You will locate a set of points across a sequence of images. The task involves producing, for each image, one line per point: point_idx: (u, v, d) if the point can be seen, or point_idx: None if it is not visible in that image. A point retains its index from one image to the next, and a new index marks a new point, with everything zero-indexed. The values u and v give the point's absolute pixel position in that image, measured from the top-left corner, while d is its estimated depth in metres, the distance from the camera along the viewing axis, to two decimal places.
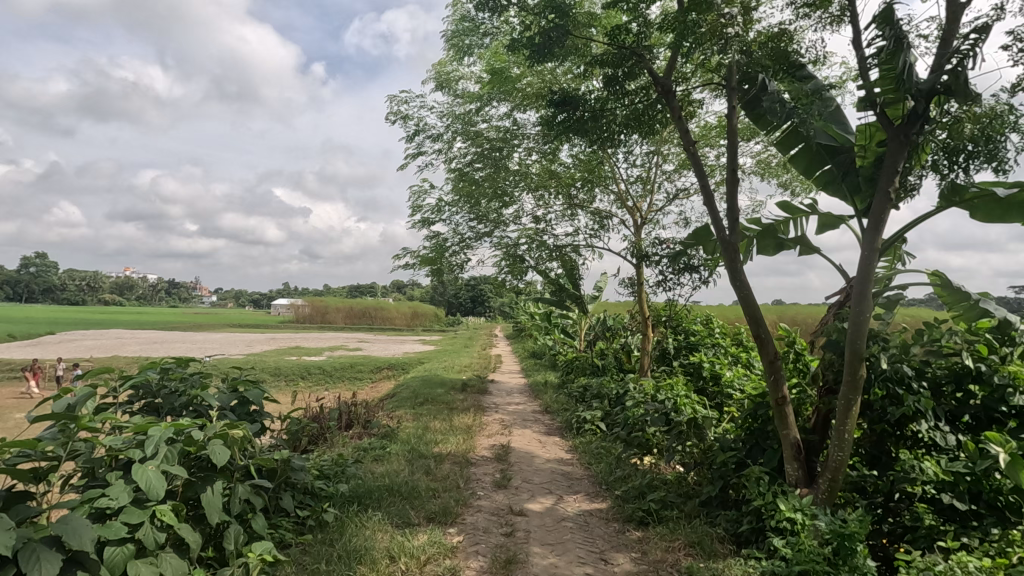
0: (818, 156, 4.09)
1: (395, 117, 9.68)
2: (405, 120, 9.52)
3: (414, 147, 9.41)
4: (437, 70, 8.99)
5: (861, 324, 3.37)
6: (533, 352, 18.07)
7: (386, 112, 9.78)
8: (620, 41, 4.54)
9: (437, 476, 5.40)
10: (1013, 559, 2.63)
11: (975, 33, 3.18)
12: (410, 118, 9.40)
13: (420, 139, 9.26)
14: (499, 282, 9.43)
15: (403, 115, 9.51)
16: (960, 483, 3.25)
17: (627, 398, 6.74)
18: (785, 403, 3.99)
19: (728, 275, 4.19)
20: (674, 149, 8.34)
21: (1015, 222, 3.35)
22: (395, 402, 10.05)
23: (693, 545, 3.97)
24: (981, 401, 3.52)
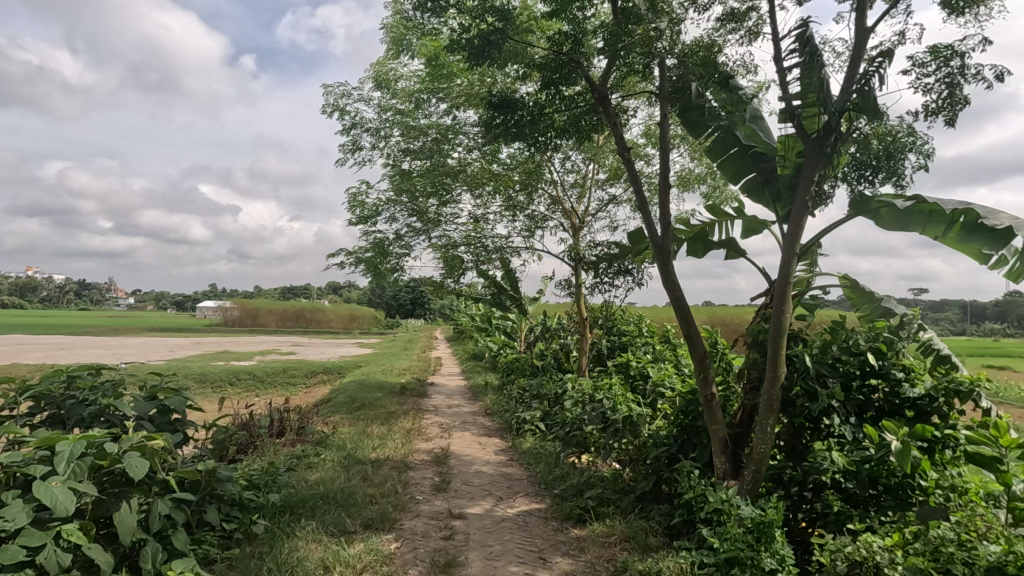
0: (744, 163, 4.29)
1: (331, 112, 9.39)
2: (342, 115, 9.26)
3: (351, 142, 9.18)
4: (375, 69, 8.80)
5: (782, 323, 3.59)
6: (473, 354, 18.05)
7: (322, 106, 9.49)
8: (559, 47, 4.62)
9: (374, 482, 5.27)
10: (909, 537, 2.86)
11: (879, 56, 3.47)
12: (347, 114, 9.15)
13: (356, 135, 9.04)
14: (439, 283, 9.35)
15: (340, 110, 9.25)
16: (862, 472, 3.50)
17: (566, 398, 6.84)
18: (714, 400, 4.19)
19: (661, 276, 4.35)
20: (609, 156, 8.58)
21: (914, 230, 3.64)
22: (330, 407, 9.74)
23: (628, 539, 4.09)
24: (883, 395, 3.84)
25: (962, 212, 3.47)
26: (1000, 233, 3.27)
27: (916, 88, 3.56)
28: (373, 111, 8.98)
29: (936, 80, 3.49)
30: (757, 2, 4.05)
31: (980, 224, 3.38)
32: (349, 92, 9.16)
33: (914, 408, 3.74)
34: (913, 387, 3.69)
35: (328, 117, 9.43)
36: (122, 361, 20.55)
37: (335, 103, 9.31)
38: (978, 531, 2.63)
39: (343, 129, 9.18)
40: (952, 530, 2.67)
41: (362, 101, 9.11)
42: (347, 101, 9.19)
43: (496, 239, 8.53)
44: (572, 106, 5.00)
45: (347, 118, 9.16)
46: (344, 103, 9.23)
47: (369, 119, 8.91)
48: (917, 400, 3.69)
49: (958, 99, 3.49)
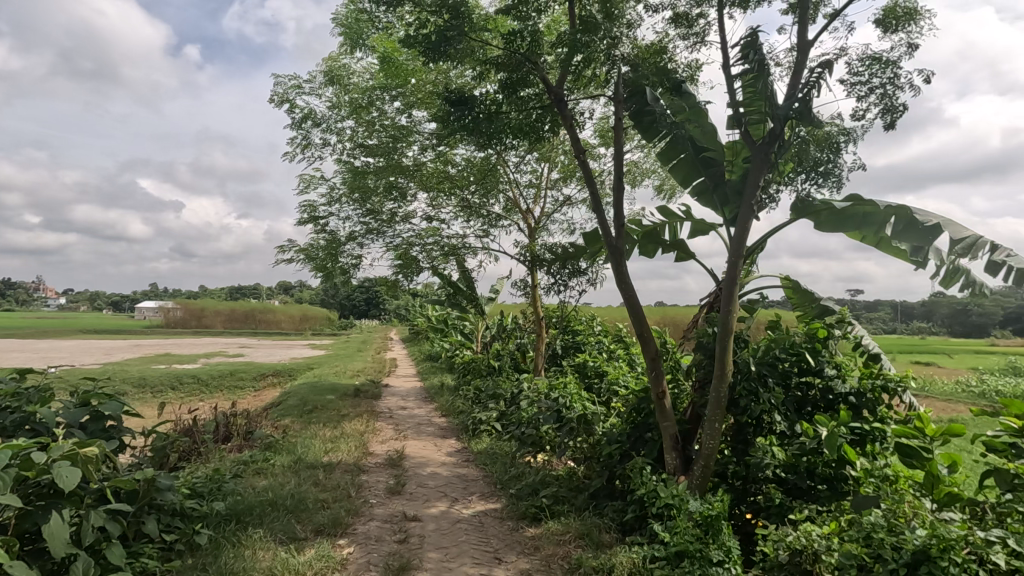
0: (694, 168, 4.43)
1: (280, 105, 9.11)
2: (292, 108, 8.99)
3: (302, 138, 8.92)
4: (326, 64, 8.59)
5: (729, 323, 3.73)
6: (428, 355, 17.87)
7: (270, 99, 9.18)
8: (515, 46, 4.63)
9: (326, 486, 5.14)
10: (845, 524, 3.01)
11: (819, 67, 3.65)
12: (297, 107, 8.89)
13: (307, 130, 8.79)
14: (393, 283, 9.21)
15: (290, 103, 8.98)
16: (800, 464, 3.67)
17: (521, 397, 6.87)
18: (664, 397, 4.31)
19: (615, 277, 4.44)
20: (563, 158, 8.68)
21: (850, 230, 3.87)
22: (280, 411, 9.43)
23: (582, 536, 4.13)
24: (818, 391, 4.05)
25: (893, 210, 3.64)
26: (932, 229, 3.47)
27: (855, 95, 3.75)
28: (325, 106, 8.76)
29: (874, 87, 3.69)
30: (705, 10, 4.19)
31: (911, 221, 3.57)
32: (300, 84, 8.91)
33: (846, 403, 3.93)
34: (844, 382, 3.92)
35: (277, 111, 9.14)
36: (53, 366, 19.30)
37: (285, 96, 9.03)
38: (906, 516, 2.78)
39: (293, 123, 8.90)
40: (884, 516, 2.82)
41: (313, 95, 8.88)
42: (298, 94, 8.93)
43: (451, 239, 8.46)
44: (527, 106, 5.03)
45: (298, 112, 8.90)
46: (295, 96, 8.97)
47: (321, 113, 8.69)
48: (848, 395, 3.89)
49: (895, 103, 3.69)
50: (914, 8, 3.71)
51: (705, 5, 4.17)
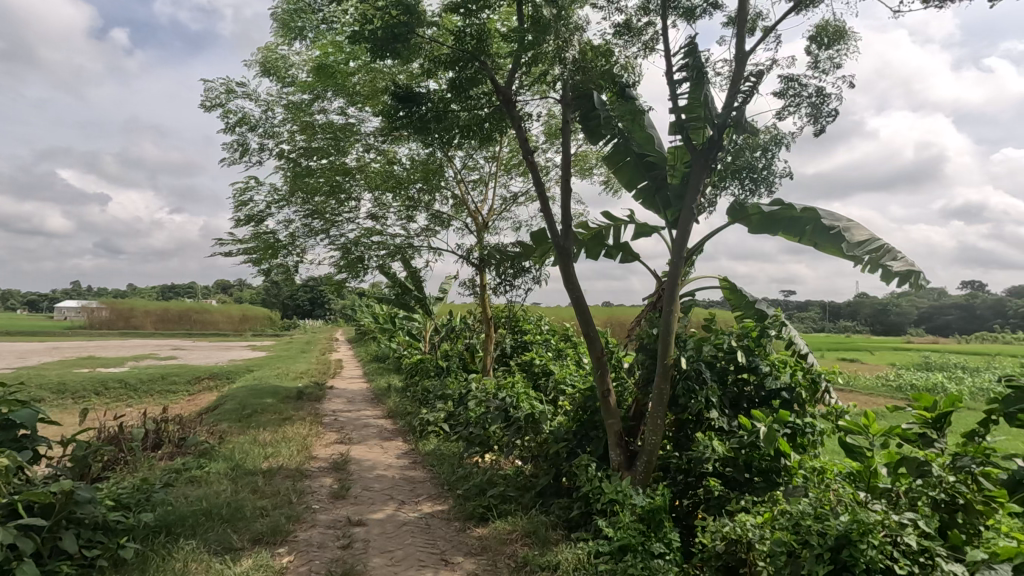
0: (637, 172, 4.56)
1: (213, 109, 8.70)
2: (226, 112, 8.61)
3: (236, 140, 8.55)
4: (263, 55, 8.26)
5: (672, 321, 3.87)
6: (376, 356, 17.54)
7: (202, 99, 8.75)
8: (463, 45, 4.62)
9: (265, 493, 4.96)
10: (776, 513, 3.15)
11: (755, 78, 3.84)
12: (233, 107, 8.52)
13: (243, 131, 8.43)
14: (338, 282, 8.98)
15: (224, 109, 8.59)
16: (738, 457, 3.83)
17: (469, 397, 6.84)
18: (610, 395, 4.42)
19: (562, 277, 4.51)
20: (511, 157, 8.73)
21: (778, 233, 4.07)
22: (216, 416, 9.00)
23: (529, 534, 4.17)
24: (753, 387, 4.25)
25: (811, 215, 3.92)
26: (834, 233, 3.83)
27: (789, 105, 3.94)
28: (263, 106, 8.44)
29: (806, 98, 3.90)
30: (653, 19, 4.31)
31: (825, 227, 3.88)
32: (233, 89, 8.55)
33: (779, 398, 4.12)
34: (777, 378, 4.13)
35: (210, 112, 8.72)
36: None
37: (217, 101, 8.64)
38: (832, 504, 2.91)
39: (229, 121, 8.52)
40: (812, 504, 2.94)
41: (248, 99, 8.54)
42: (232, 98, 8.56)
43: (398, 238, 8.33)
44: (476, 108, 5.00)
45: (232, 117, 8.52)
46: (229, 101, 8.59)
47: (255, 117, 8.35)
48: (780, 391, 4.10)
49: (825, 114, 3.90)
50: (843, 26, 3.94)
51: (652, 14, 4.29)
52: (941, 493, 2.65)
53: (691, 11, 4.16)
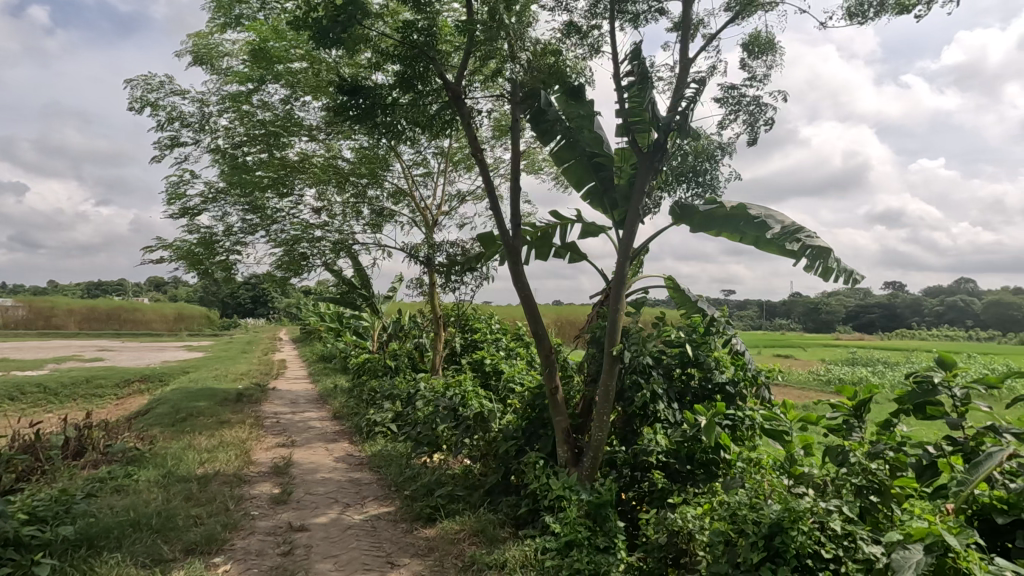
0: (585, 172, 4.60)
1: (141, 109, 8.21)
2: (154, 111, 8.14)
3: (167, 136, 8.09)
4: (194, 43, 7.86)
5: (618, 319, 3.95)
6: (322, 355, 17.06)
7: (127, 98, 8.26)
8: (411, 40, 4.54)
9: (200, 500, 4.72)
10: (715, 504, 3.27)
11: (697, 85, 3.96)
12: (163, 101, 8.07)
13: (175, 127, 7.98)
14: (280, 280, 8.66)
15: (152, 105, 8.12)
16: (681, 450, 3.95)
17: (417, 397, 6.76)
18: (558, 392, 4.47)
19: (511, 275, 4.52)
20: (459, 154, 8.69)
21: (715, 230, 4.19)
22: (146, 421, 8.49)
23: (477, 533, 4.16)
24: (698, 382, 4.39)
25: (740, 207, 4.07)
26: (758, 222, 4.02)
27: (729, 112, 4.09)
28: (195, 101, 8.02)
29: (744, 106, 4.06)
30: (599, 22, 4.37)
31: (753, 218, 4.03)
32: (161, 84, 8.09)
33: (722, 392, 4.30)
34: (721, 372, 4.29)
35: (137, 112, 8.23)
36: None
37: (144, 98, 8.16)
38: (765, 493, 3.04)
39: (158, 118, 8.07)
40: (747, 494, 3.07)
41: (179, 95, 8.10)
42: (160, 94, 8.11)
43: (344, 235, 8.12)
44: (423, 103, 4.91)
45: (161, 112, 8.07)
46: (157, 96, 8.13)
47: (188, 112, 7.92)
48: (725, 385, 4.27)
49: (762, 122, 4.08)
50: (775, 39, 4.13)
51: (599, 18, 4.36)
52: (863, 480, 2.82)
53: (636, 16, 4.25)
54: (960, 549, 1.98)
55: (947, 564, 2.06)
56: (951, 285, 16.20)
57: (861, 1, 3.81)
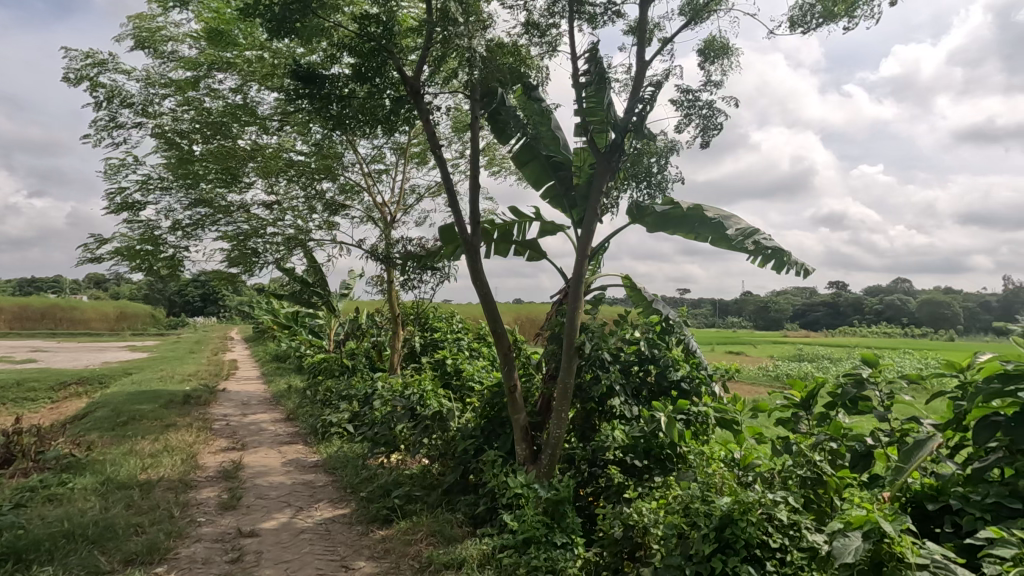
0: (544, 170, 4.62)
1: (78, 83, 7.75)
2: (92, 86, 7.70)
3: (106, 116, 7.66)
4: (136, 25, 7.48)
5: (576, 317, 3.98)
6: (275, 355, 16.57)
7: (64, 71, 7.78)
8: (368, 32, 4.45)
9: (142, 508, 4.50)
10: (669, 498, 3.33)
11: (654, 87, 4.03)
12: (102, 80, 7.64)
13: (115, 109, 7.56)
14: (230, 277, 8.34)
15: (90, 81, 7.68)
16: (638, 444, 4.01)
17: (375, 396, 6.64)
18: (516, 390, 4.46)
19: (470, 273, 4.49)
20: (417, 148, 8.58)
21: (671, 231, 4.29)
22: (84, 425, 8.03)
23: (434, 533, 4.12)
24: (654, 378, 4.47)
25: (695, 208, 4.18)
26: (713, 222, 4.12)
27: (683, 115, 4.18)
28: (138, 82, 7.63)
29: (697, 109, 4.15)
30: (557, 21, 4.39)
31: (707, 218, 4.14)
32: (102, 61, 7.66)
33: (677, 388, 4.39)
34: (676, 370, 4.40)
35: (73, 85, 7.76)
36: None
37: (83, 73, 7.70)
38: (717, 486, 3.12)
39: (96, 98, 7.62)
40: (700, 487, 3.13)
41: (121, 73, 7.69)
42: (100, 70, 7.67)
43: (297, 231, 7.88)
44: (380, 96, 4.82)
45: (101, 90, 7.63)
46: (96, 73, 7.69)
47: (129, 91, 7.52)
48: (680, 381, 4.38)
49: (714, 126, 4.18)
50: (729, 45, 4.23)
51: (557, 16, 4.38)
52: (808, 471, 2.91)
53: (594, 17, 4.29)
54: (893, 535, 2.09)
55: (882, 550, 2.14)
56: (889, 285, 17.10)
57: (803, 12, 3.97)
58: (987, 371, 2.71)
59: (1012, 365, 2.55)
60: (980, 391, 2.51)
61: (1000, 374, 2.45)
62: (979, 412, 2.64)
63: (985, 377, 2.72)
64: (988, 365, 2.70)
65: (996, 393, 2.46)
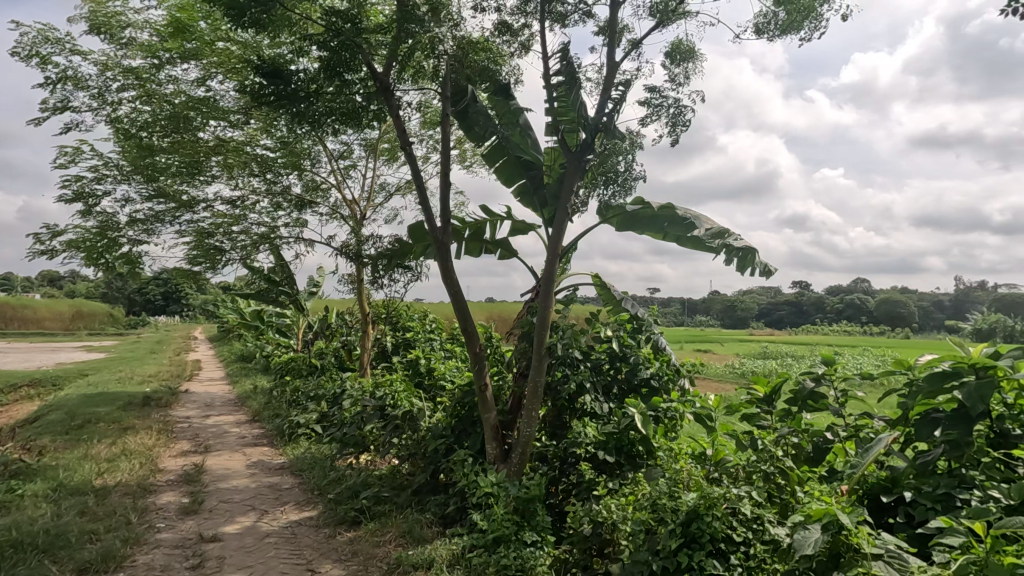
0: (515, 169, 4.62)
1: (28, 60, 7.39)
2: (43, 65, 7.35)
3: (58, 97, 7.32)
4: (92, 9, 7.18)
5: (547, 316, 4.00)
6: (241, 355, 16.17)
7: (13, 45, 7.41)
8: (336, 26, 4.37)
9: (97, 514, 4.33)
10: (637, 494, 3.36)
11: (623, 87, 4.07)
12: (54, 61, 7.30)
13: (68, 92, 7.25)
14: (192, 274, 8.09)
15: (41, 59, 7.34)
16: (608, 441, 4.05)
17: (344, 397, 6.54)
18: (487, 389, 4.45)
19: (440, 272, 4.46)
20: (387, 145, 8.47)
21: (638, 230, 4.34)
22: (35, 429, 7.68)
23: (403, 534, 4.08)
24: (624, 374, 4.52)
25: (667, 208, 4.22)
26: (683, 222, 4.18)
27: (651, 113, 4.24)
28: (93, 67, 7.32)
29: (666, 108, 4.21)
30: (529, 21, 4.39)
31: (678, 218, 4.19)
32: (55, 39, 7.32)
33: (646, 386, 4.46)
34: (646, 368, 4.47)
35: (23, 61, 7.40)
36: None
37: (34, 51, 7.36)
38: (684, 482, 3.17)
39: (48, 80, 7.29)
40: (667, 484, 3.18)
41: (75, 55, 7.37)
42: (53, 49, 7.34)
43: (263, 227, 7.69)
44: (348, 92, 4.74)
45: (53, 69, 7.30)
46: (48, 50, 7.35)
47: (85, 75, 7.22)
48: (649, 379, 4.44)
49: (681, 124, 4.24)
50: (695, 47, 4.31)
51: (529, 16, 4.37)
52: (771, 466, 2.97)
53: (564, 17, 4.30)
54: (850, 527, 2.14)
55: (840, 542, 2.20)
56: (849, 284, 17.70)
57: (767, 19, 4.06)
58: (925, 368, 2.85)
59: (948, 363, 2.69)
60: (920, 389, 2.65)
61: (934, 373, 2.60)
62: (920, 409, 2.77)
63: (923, 374, 2.86)
64: (926, 361, 2.81)
65: (934, 391, 2.59)
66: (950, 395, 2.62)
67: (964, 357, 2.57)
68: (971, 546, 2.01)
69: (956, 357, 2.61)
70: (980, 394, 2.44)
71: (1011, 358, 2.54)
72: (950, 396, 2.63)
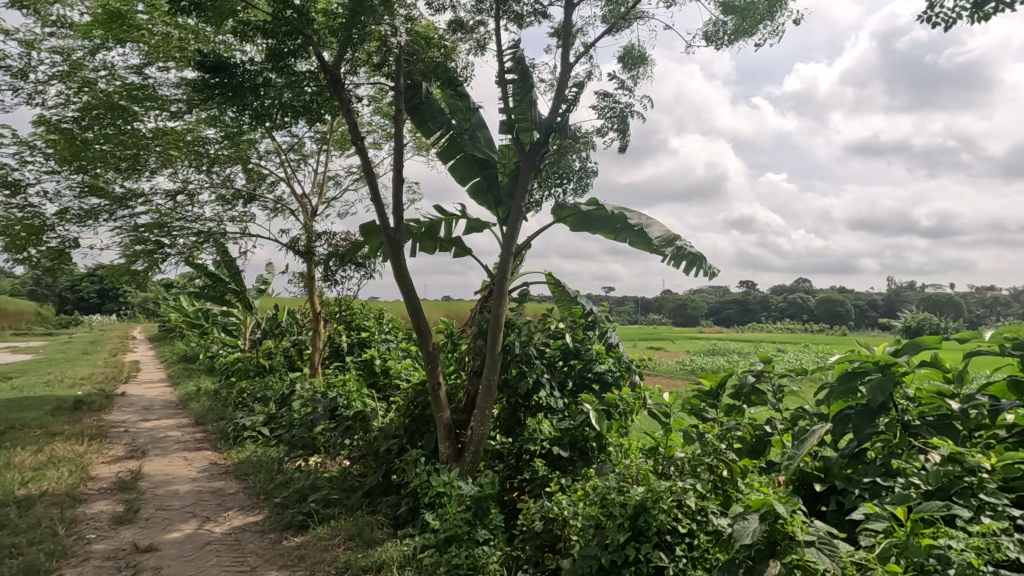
0: (470, 167, 4.60)
1: None
2: None
3: None
4: None
5: (500, 314, 4.01)
6: (184, 356, 15.46)
7: None
8: (283, 15, 4.23)
9: (18, 527, 4.05)
10: (588, 489, 3.42)
11: (576, 89, 4.11)
12: None
13: None
14: (129, 271, 7.67)
15: None
16: (561, 437, 4.10)
17: (293, 397, 6.36)
18: (440, 389, 4.42)
19: (393, 271, 4.39)
20: (340, 139, 8.28)
21: (591, 231, 4.41)
22: None
23: (353, 537, 4.00)
24: (577, 370, 4.58)
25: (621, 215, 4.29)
26: (636, 230, 4.27)
27: (601, 116, 4.31)
28: (18, 44, 6.83)
29: (616, 112, 4.29)
30: (484, 19, 4.38)
31: (630, 224, 4.28)
32: None
33: (599, 381, 4.53)
34: (599, 363, 4.54)
35: None
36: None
37: None
38: (632, 476, 3.25)
39: None
40: (616, 479, 3.24)
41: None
42: None
43: (207, 222, 7.36)
44: (299, 84, 4.61)
45: None
46: None
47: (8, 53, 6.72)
48: (602, 374, 4.52)
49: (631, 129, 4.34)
50: (646, 54, 4.41)
51: (484, 14, 4.36)
52: (714, 459, 3.08)
53: (520, 17, 4.31)
54: (785, 515, 2.24)
55: (776, 530, 2.29)
56: (793, 284, 18.51)
57: (716, 28, 4.19)
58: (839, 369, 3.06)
59: (856, 363, 2.91)
60: (833, 389, 2.85)
61: (844, 373, 2.83)
62: (837, 406, 2.96)
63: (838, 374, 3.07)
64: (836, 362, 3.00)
65: (845, 389, 2.81)
66: (860, 393, 2.83)
67: (868, 357, 2.80)
68: (893, 530, 2.15)
69: (862, 357, 2.83)
70: (880, 388, 2.66)
71: (906, 354, 2.77)
72: (861, 395, 2.85)
